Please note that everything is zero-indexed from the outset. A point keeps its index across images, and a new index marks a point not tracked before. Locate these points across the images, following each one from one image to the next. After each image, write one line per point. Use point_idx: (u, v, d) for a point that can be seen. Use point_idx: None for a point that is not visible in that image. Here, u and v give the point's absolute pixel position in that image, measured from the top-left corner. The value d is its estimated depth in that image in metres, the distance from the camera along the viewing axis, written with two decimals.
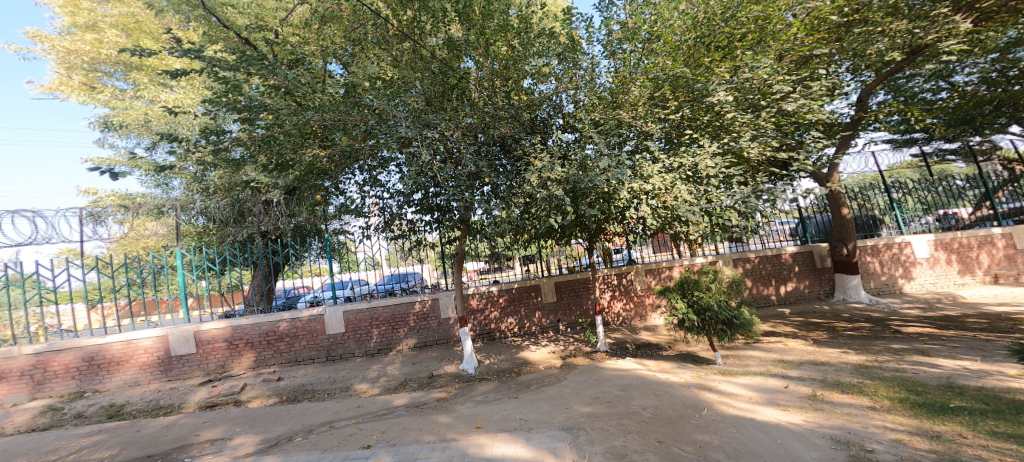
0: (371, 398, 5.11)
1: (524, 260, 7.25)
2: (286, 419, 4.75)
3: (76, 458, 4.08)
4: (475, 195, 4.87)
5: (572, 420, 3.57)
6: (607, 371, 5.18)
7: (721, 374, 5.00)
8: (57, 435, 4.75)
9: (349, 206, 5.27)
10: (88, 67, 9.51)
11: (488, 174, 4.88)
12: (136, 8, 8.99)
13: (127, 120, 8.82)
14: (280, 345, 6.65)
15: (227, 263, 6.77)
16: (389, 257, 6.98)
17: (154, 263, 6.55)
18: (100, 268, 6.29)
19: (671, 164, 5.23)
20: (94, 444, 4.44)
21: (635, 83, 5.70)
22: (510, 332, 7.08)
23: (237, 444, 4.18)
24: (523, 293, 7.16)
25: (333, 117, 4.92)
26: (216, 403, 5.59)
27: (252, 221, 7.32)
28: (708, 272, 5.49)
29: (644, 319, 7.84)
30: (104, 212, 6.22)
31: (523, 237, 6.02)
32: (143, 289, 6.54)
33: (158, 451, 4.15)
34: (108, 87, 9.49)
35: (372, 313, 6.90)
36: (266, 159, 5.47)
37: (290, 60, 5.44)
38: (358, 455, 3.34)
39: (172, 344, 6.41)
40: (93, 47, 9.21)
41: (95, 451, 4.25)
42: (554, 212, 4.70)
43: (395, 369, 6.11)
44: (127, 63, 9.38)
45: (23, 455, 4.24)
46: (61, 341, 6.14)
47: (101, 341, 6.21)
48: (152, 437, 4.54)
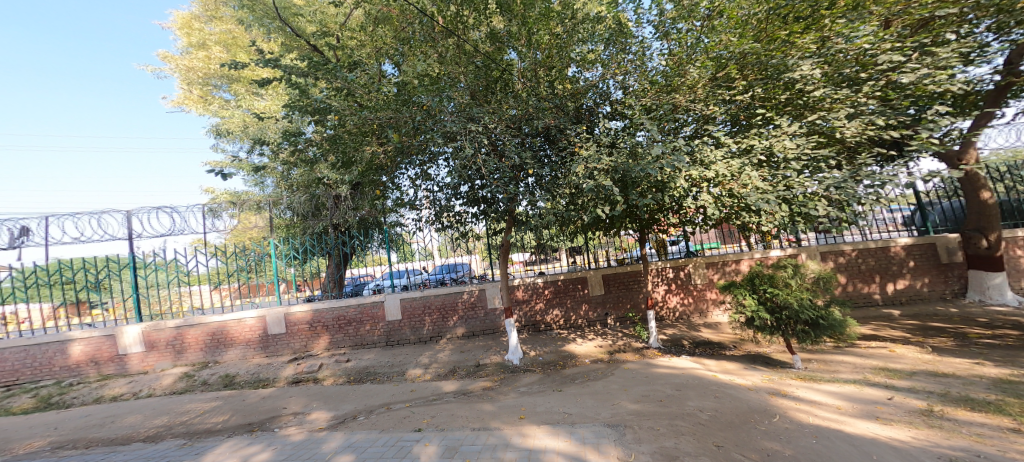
0: (423, 384, 5.39)
1: (571, 252, 7.13)
2: (353, 398, 5.18)
3: (202, 420, 4.86)
4: (519, 186, 4.87)
5: (618, 417, 3.48)
6: (659, 369, 4.96)
7: (800, 380, 4.56)
8: (189, 398, 5.67)
9: (402, 200, 5.54)
10: (202, 82, 10.86)
11: (531, 166, 4.86)
12: (232, 24, 10.33)
13: (231, 127, 10.10)
14: (350, 328, 7.25)
15: (308, 252, 7.59)
16: (440, 248, 7.23)
17: (257, 252, 7.41)
18: (218, 255, 7.27)
19: (739, 149, 4.83)
20: (211, 409, 5.20)
21: (693, 64, 5.26)
22: (554, 324, 7.03)
23: (313, 418, 4.64)
24: (569, 285, 7.06)
25: (387, 117, 5.24)
26: (300, 379, 6.27)
27: (326, 215, 8.17)
28: (787, 267, 4.97)
29: (704, 316, 7.38)
30: (220, 207, 7.16)
31: (570, 229, 5.94)
32: (248, 274, 7.41)
33: (257, 420, 4.77)
34: (217, 98, 10.89)
35: (425, 301, 7.24)
36: (333, 157, 5.87)
37: (350, 64, 5.74)
38: (409, 438, 3.55)
39: (268, 324, 7.26)
40: (203, 64, 10.53)
41: (214, 415, 5.00)
42: (601, 201, 4.59)
43: (445, 356, 6.37)
44: (228, 76, 10.67)
45: (166, 414, 5.13)
46: (194, 317, 7.22)
47: (221, 318, 7.22)
48: (255, 405, 5.22)
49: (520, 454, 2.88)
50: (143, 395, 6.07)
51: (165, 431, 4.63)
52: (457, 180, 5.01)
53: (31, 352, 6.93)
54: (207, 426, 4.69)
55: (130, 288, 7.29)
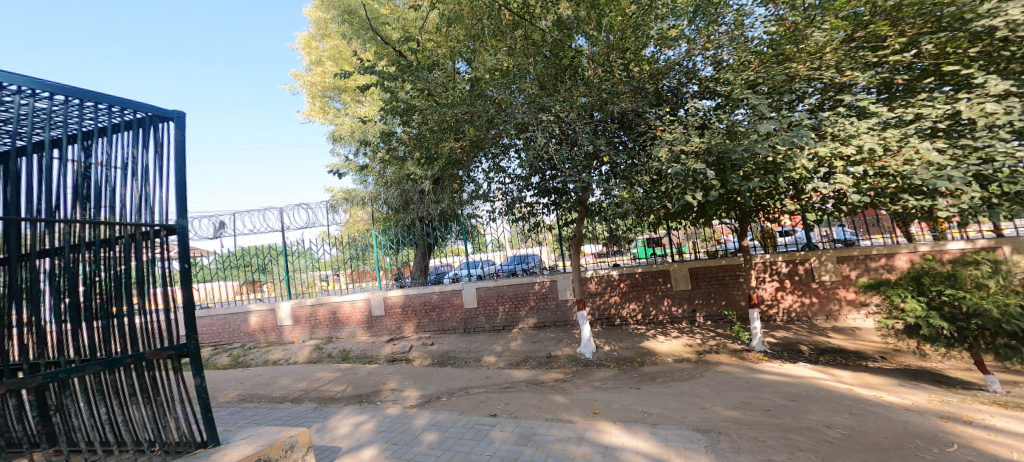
0: (498, 370, 5.55)
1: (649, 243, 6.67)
2: (438, 379, 5.55)
3: (327, 388, 5.77)
4: (593, 175, 4.71)
5: (709, 423, 3.21)
6: (763, 375, 4.46)
7: (998, 407, 3.65)
8: (324, 368, 6.74)
9: (477, 192, 5.71)
10: (320, 94, 12.29)
11: (606, 153, 4.63)
12: (337, 40, 11.63)
13: (342, 132, 11.43)
14: (428, 313, 7.79)
15: (399, 243, 8.29)
16: (512, 239, 7.35)
17: (365, 242, 8.33)
18: (340, 246, 8.40)
19: (902, 118, 4.01)
20: (334, 378, 6.16)
21: (820, 26, 4.47)
22: (631, 319, 6.71)
23: (405, 395, 5.10)
24: (648, 278, 6.67)
25: (462, 111, 5.40)
26: (396, 358, 6.88)
27: (413, 209, 9.05)
28: (984, 264, 4.06)
29: (834, 319, 6.31)
30: (338, 203, 8.23)
31: (650, 218, 5.60)
32: (358, 261, 8.37)
33: (363, 392, 5.42)
34: (330, 108, 12.39)
35: (498, 291, 7.44)
36: (418, 154, 6.31)
37: (429, 65, 6.17)
38: (485, 422, 3.70)
39: (373, 306, 8.10)
40: (318, 78, 11.97)
41: (334, 386, 5.82)
42: (688, 187, 4.13)
43: (517, 345, 6.47)
44: (333, 86, 12.05)
45: (305, 379, 6.24)
46: (323, 296, 8.40)
47: (338, 299, 8.31)
48: (363, 379, 5.93)
49: (594, 449, 2.81)
50: (290, 363, 7.37)
51: (305, 395, 5.62)
52: (528, 171, 5.01)
53: (229, 319, 8.96)
54: (331, 394, 5.52)
55: (284, 270, 8.70)
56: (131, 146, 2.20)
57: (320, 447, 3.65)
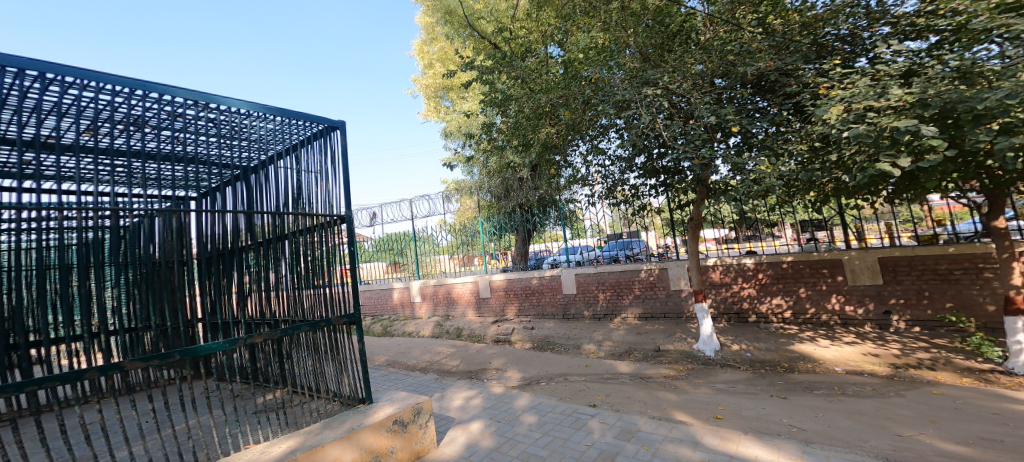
0: (599, 360, 5.42)
1: (803, 227, 5.90)
2: (539, 363, 5.67)
3: (441, 362, 6.35)
4: (715, 149, 4.15)
5: (888, 452, 2.62)
6: (978, 401, 3.47)
7: None
8: (437, 344, 7.47)
9: (575, 176, 5.59)
10: (430, 95, 13.41)
11: (736, 121, 4.06)
12: (441, 42, 12.46)
13: (450, 128, 12.35)
14: (532, 296, 7.98)
15: (500, 230, 8.70)
16: (613, 224, 7.11)
17: (472, 229, 8.94)
18: (453, 232, 9.27)
19: None
20: (450, 353, 6.77)
21: None
22: (774, 316, 5.88)
23: (507, 376, 5.33)
24: (802, 269, 5.69)
25: (557, 95, 5.29)
26: (501, 340, 7.20)
27: (514, 196, 9.46)
28: None
29: None
30: (451, 194, 9.15)
31: (808, 195, 4.67)
32: (468, 247, 9.09)
33: (472, 369, 5.82)
34: (438, 107, 13.46)
35: (599, 277, 7.21)
36: (516, 142, 6.44)
37: (523, 53, 6.24)
38: (585, 412, 3.66)
39: (480, 288, 8.72)
40: (430, 80, 12.96)
41: (447, 361, 6.38)
42: (884, 150, 3.15)
43: (620, 336, 6.24)
44: (439, 86, 12.98)
45: (426, 353, 6.98)
46: (443, 277, 9.46)
47: (452, 281, 9.20)
48: (471, 357, 6.38)
49: (713, 458, 2.56)
50: (416, 337, 8.38)
51: (429, 366, 6.28)
52: (630, 151, 4.72)
53: (380, 294, 10.98)
54: (446, 368, 6.06)
55: (414, 255, 10.26)
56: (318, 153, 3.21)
57: (437, 416, 4.03)
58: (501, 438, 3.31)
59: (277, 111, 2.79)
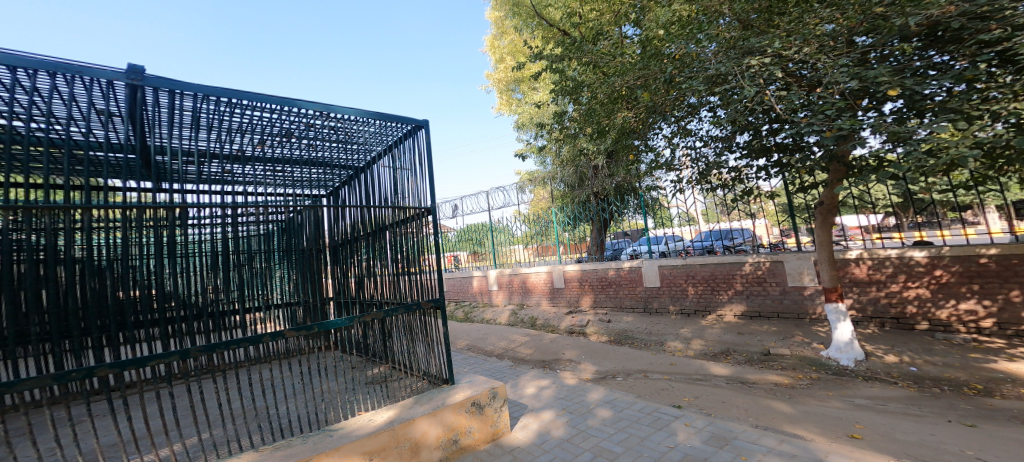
0: (686, 359, 5.06)
1: (1021, 211, 4.42)
2: (616, 357, 5.49)
3: (516, 350, 6.45)
4: (861, 118, 3.43)
5: None
6: None
7: None
8: (511, 332, 7.63)
9: (658, 161, 5.22)
10: (501, 89, 13.59)
11: (892, 83, 3.21)
12: (510, 34, 12.50)
13: (522, 120, 12.40)
14: (609, 288, 7.74)
15: (575, 219, 8.53)
16: (706, 212, 6.48)
17: (548, 218, 9.03)
18: (528, 222, 9.40)
19: None
20: (524, 342, 6.86)
21: None
22: (958, 325, 4.58)
23: (582, 368, 5.25)
24: (1012, 268, 4.25)
25: (635, 76, 5.00)
26: (576, 331, 7.10)
27: (589, 184, 9.22)
28: None
29: None
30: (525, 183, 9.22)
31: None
32: (542, 237, 9.17)
33: (546, 359, 5.83)
34: (510, 99, 13.59)
35: (688, 270, 6.66)
36: (590, 129, 6.23)
37: (595, 36, 5.98)
38: (668, 412, 3.45)
39: (554, 278, 8.68)
40: (503, 74, 13.20)
41: (521, 349, 6.48)
42: None
43: (712, 335, 5.75)
44: (510, 79, 13.08)
45: (501, 340, 7.16)
46: (518, 267, 9.59)
47: (529, 270, 9.24)
48: (545, 347, 6.39)
49: None
50: (493, 324, 8.68)
51: (504, 353, 6.44)
52: (730, 130, 4.21)
53: (461, 282, 11.60)
54: (520, 356, 6.15)
55: (490, 244, 10.60)
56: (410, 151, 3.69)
57: (512, 401, 4.13)
58: (573, 430, 3.28)
59: (374, 114, 3.34)
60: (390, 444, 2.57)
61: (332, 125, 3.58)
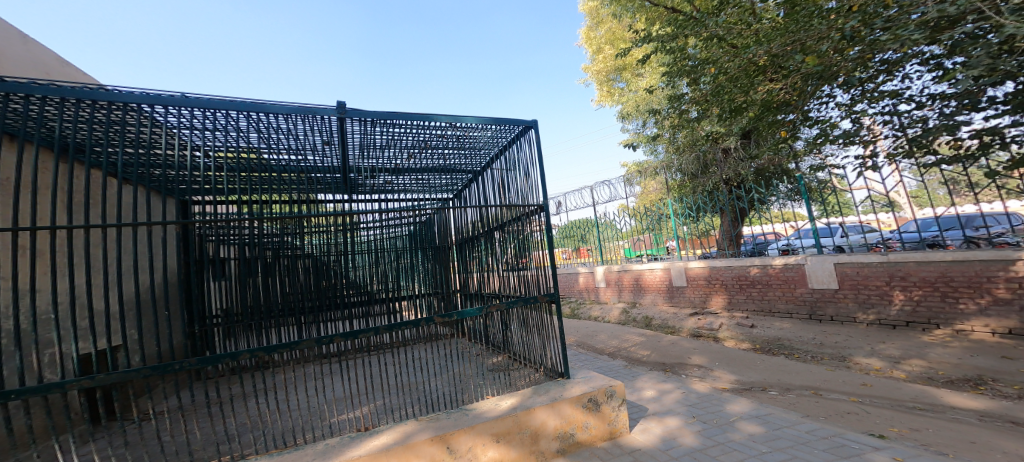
0: (880, 380, 4.08)
1: None
2: (761, 368, 4.83)
3: (634, 350, 6.17)
4: None
5: None
6: None
7: None
8: (623, 330, 7.39)
9: (825, 135, 4.37)
10: (603, 79, 13.14)
11: None
12: (610, 21, 12.02)
13: (629, 109, 11.73)
14: (751, 290, 6.78)
15: (699, 210, 7.66)
16: (913, 194, 5.05)
17: (660, 211, 8.52)
18: (636, 217, 9.08)
19: None
20: (640, 342, 6.55)
21: None
22: None
23: (717, 376, 4.74)
24: None
25: (786, 41, 4.27)
26: (702, 334, 6.50)
27: (716, 171, 8.35)
28: None
29: None
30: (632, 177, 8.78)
31: None
32: (655, 231, 8.74)
33: (668, 362, 5.44)
34: (613, 89, 13.08)
35: (886, 270, 5.26)
36: (719, 110, 5.62)
37: (715, 7, 5.42)
38: (856, 439, 2.85)
39: (673, 276, 8.14)
40: (601, 64, 12.79)
41: (639, 349, 6.18)
42: None
43: (919, 353, 4.51)
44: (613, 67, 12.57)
45: (616, 339, 6.96)
46: (627, 263, 9.40)
47: (642, 267, 8.91)
48: (665, 349, 5.99)
49: None
50: (603, 322, 8.59)
51: (617, 352, 6.25)
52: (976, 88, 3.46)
53: (568, 277, 11.82)
54: (637, 356, 5.88)
55: (596, 240, 10.57)
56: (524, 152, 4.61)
57: (630, 403, 4.05)
58: (708, 441, 3.06)
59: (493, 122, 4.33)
60: (514, 429, 3.01)
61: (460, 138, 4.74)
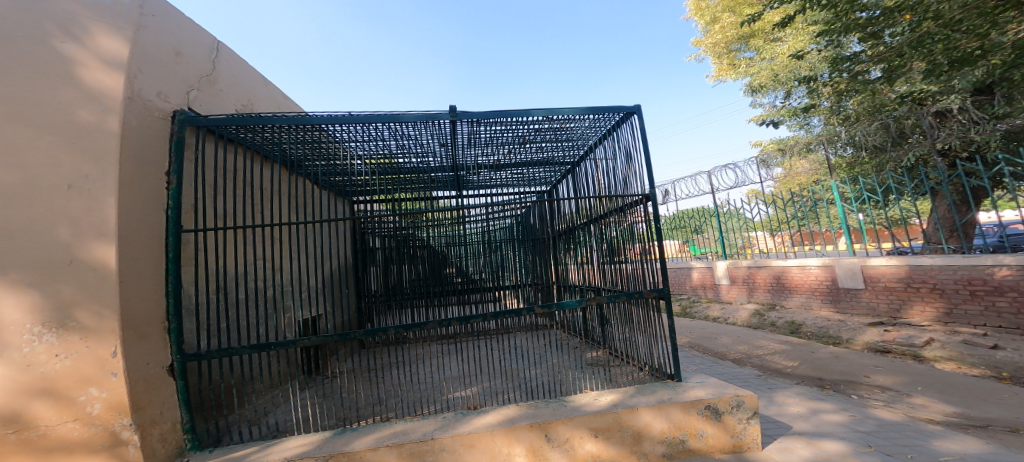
0: None
1: None
2: (1005, 402, 4.01)
3: (777, 360, 6.15)
4: None
5: None
6: None
7: None
8: (765, 336, 7.55)
9: None
10: (726, 49, 12.79)
11: None
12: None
13: (761, 79, 10.64)
14: (994, 299, 5.50)
15: (894, 191, 6.68)
16: None
17: (814, 197, 7.85)
18: (774, 203, 8.58)
19: None
20: (780, 351, 6.52)
21: None
22: None
23: (918, 404, 4.22)
24: None
25: None
26: (892, 349, 5.81)
27: (918, 142, 7.08)
28: None
29: None
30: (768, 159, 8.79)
31: None
32: (808, 221, 8.18)
33: (829, 378, 5.18)
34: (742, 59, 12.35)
35: None
36: (925, 61, 4.86)
37: None
38: None
39: (840, 276, 7.44)
40: (718, 36, 12.64)
41: (786, 359, 6.15)
42: None
43: None
44: (741, 35, 12.07)
45: (753, 344, 7.14)
46: (761, 260, 9.28)
47: (784, 264, 8.64)
48: (824, 362, 5.72)
49: None
50: (732, 322, 8.92)
51: (747, 359, 6.43)
52: None
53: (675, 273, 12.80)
54: (780, 367, 5.83)
55: (714, 229, 11.15)
56: (627, 137, 5.19)
57: (768, 418, 4.16)
58: None
59: (591, 111, 4.98)
60: (613, 426, 3.45)
61: (560, 130, 5.59)
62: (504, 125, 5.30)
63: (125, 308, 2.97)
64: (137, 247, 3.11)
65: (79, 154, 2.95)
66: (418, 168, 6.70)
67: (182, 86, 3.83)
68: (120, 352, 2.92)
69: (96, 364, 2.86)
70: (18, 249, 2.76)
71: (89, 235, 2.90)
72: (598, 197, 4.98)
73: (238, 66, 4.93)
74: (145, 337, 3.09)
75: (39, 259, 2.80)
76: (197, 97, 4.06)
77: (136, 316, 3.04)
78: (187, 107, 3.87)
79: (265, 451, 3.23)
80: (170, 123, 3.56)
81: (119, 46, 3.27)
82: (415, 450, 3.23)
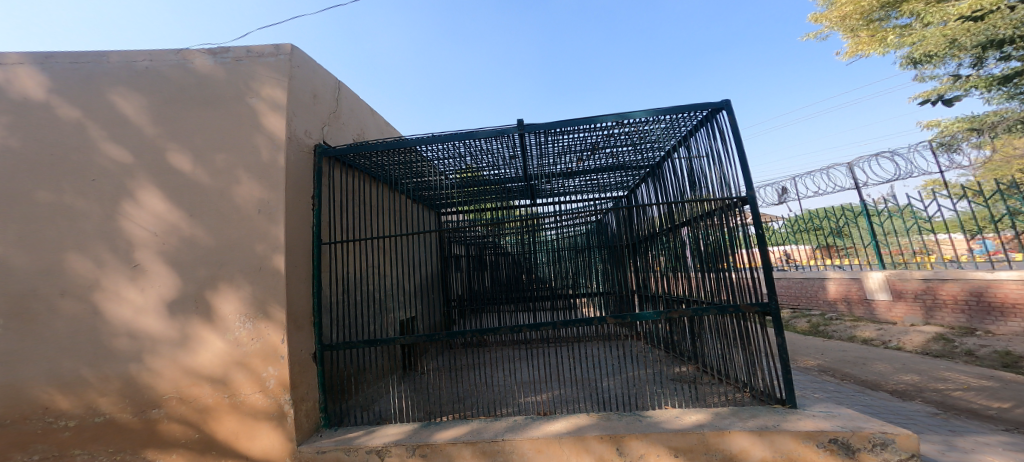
0: None
1: None
2: None
3: (971, 399, 6.13)
4: None
5: None
6: None
7: None
8: (947, 367, 7.52)
9: None
10: (865, 20, 11.57)
11: None
12: None
13: (930, 49, 9.15)
14: None
15: None
16: None
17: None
18: (972, 197, 8.89)
19: None
20: (982, 387, 6.47)
21: None
22: None
23: None
24: None
25: None
26: None
27: None
28: None
29: None
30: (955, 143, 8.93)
31: None
32: None
33: None
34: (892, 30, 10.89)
35: None
36: None
37: None
38: None
39: None
40: (845, 11, 11.58)
41: (990, 399, 6.04)
42: None
43: None
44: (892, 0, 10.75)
45: (932, 376, 7.23)
46: (945, 274, 9.38)
47: (993, 277, 8.44)
48: None
49: None
50: (899, 345, 9.13)
51: (915, 393, 6.62)
52: None
53: (806, 285, 13.81)
54: (971, 408, 5.86)
55: (865, 233, 12.02)
56: (713, 138, 5.59)
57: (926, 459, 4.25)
58: None
59: (667, 111, 5.49)
60: (698, 448, 3.94)
61: (639, 135, 6.17)
62: (586, 133, 6.03)
63: (290, 308, 4.38)
64: (294, 258, 4.58)
65: (268, 188, 4.52)
66: (498, 179, 7.75)
67: (317, 122, 5.39)
68: (287, 340, 4.31)
69: (271, 349, 4.27)
70: (230, 262, 4.38)
71: (273, 250, 4.39)
72: (676, 201, 5.29)
73: (353, 101, 6.55)
74: (300, 328, 4.52)
75: (242, 267, 4.37)
76: (328, 131, 5.64)
77: (296, 311, 4.49)
78: (323, 139, 5.50)
79: (371, 436, 4.41)
80: (312, 155, 5.22)
81: (282, 96, 4.76)
82: (487, 449, 4.12)
